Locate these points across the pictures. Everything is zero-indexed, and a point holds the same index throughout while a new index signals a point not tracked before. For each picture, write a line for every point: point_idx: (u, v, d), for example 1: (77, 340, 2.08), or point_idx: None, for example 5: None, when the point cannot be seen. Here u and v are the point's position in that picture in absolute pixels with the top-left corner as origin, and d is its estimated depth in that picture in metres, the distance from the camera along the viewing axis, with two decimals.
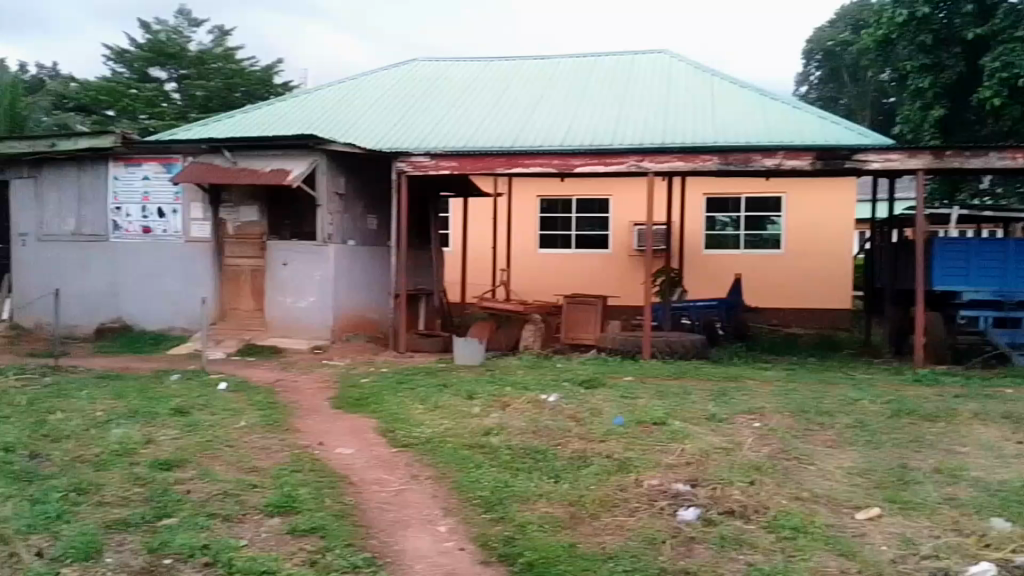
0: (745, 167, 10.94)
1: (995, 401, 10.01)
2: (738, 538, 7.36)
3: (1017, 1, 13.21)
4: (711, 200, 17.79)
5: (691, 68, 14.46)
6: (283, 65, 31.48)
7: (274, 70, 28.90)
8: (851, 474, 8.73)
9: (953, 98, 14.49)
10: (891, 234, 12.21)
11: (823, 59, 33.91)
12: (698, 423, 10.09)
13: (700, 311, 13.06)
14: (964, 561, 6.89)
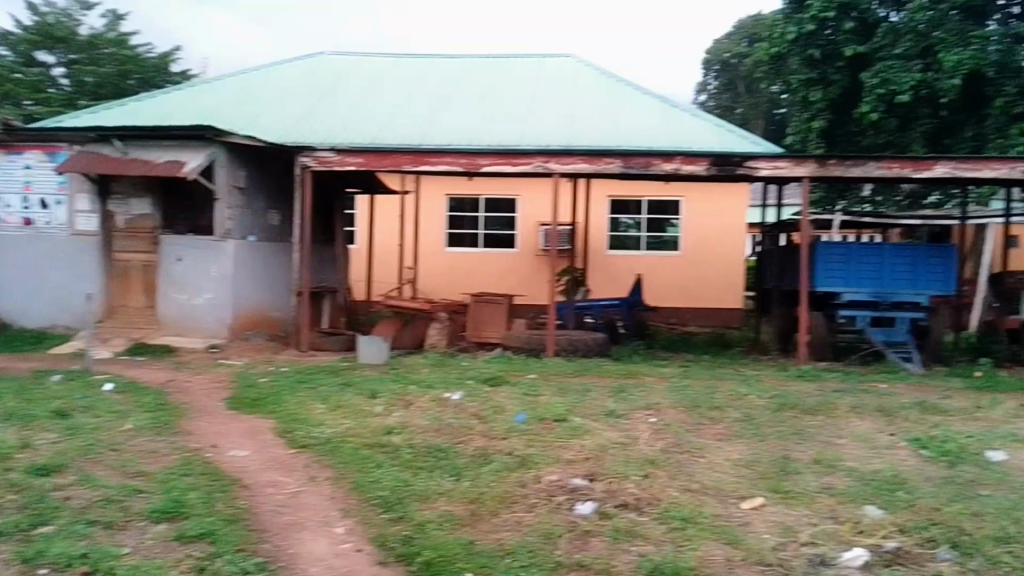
0: (645, 171, 11.29)
1: (870, 395, 10.64)
2: (631, 530, 7.62)
3: (894, 22, 14.22)
4: (614, 202, 18.15)
5: (595, 73, 14.80)
6: (182, 53, 30.29)
7: (173, 57, 27.81)
8: (739, 465, 9.12)
9: (836, 111, 15.40)
10: (780, 237, 12.78)
11: (721, 69, 35.45)
12: (597, 419, 10.33)
13: (602, 310, 13.29)
14: (838, 547, 7.39)
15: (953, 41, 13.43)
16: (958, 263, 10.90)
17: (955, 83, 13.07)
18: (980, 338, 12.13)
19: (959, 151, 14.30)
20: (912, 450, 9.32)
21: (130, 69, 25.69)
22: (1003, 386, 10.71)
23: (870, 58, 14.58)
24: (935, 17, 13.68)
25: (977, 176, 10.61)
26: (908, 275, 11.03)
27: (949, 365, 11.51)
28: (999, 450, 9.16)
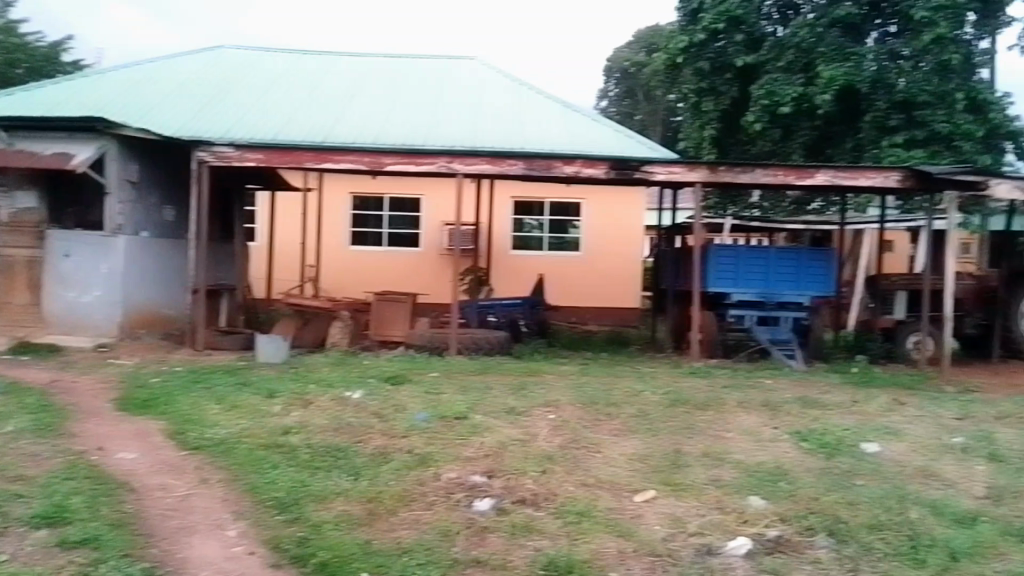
0: (547, 173, 11.50)
1: (756, 391, 11.10)
2: (528, 526, 7.77)
3: (779, 37, 15.19)
4: (517, 203, 18.41)
5: (499, 75, 15.01)
6: (72, 41, 29.08)
7: (64, 46, 26.71)
8: (632, 459, 9.38)
9: (726, 120, 16.23)
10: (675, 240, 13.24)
11: (621, 77, 36.38)
12: (497, 416, 10.43)
13: (504, 309, 13.47)
14: (723, 536, 7.73)
15: (830, 58, 14.50)
16: (836, 265, 11.68)
17: (829, 97, 14.11)
18: (858, 337, 12.86)
19: (837, 161, 15.39)
20: (794, 443, 9.78)
21: (18, 57, 24.44)
22: (877, 381, 11.42)
23: (756, 71, 15.48)
24: (814, 35, 14.73)
25: (855, 184, 11.10)
26: (791, 277, 11.68)
27: (828, 362, 12.20)
28: (872, 442, 9.73)
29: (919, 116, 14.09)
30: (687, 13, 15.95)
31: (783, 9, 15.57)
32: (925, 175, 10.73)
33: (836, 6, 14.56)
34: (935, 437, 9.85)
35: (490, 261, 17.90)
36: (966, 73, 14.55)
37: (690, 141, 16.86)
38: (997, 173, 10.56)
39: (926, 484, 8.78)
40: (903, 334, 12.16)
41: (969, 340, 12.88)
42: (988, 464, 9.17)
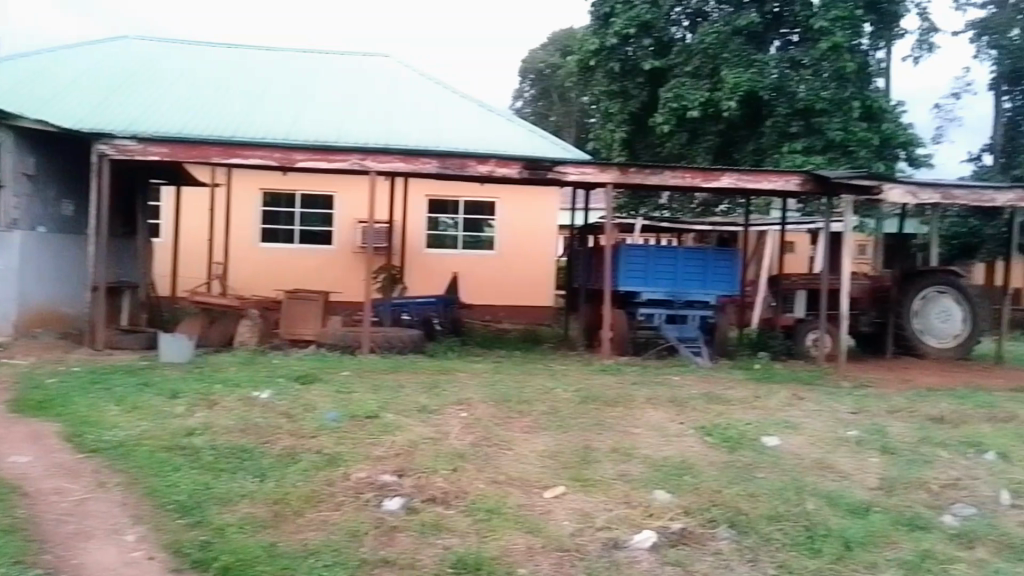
0: (461, 172, 11.55)
1: (663, 388, 11.34)
2: (437, 524, 7.75)
3: (686, 43, 16.01)
4: (431, 201, 18.36)
5: (415, 73, 14.97)
6: None
7: None
8: (543, 456, 9.43)
9: (635, 122, 16.97)
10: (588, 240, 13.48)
11: (536, 78, 36.88)
12: (409, 415, 10.34)
13: (418, 308, 13.45)
14: (630, 530, 7.88)
15: (735, 64, 15.46)
16: (740, 265, 12.07)
17: (734, 102, 15.13)
18: (760, 334, 13.32)
19: (741, 163, 16.31)
20: (699, 437, 10.01)
21: None
22: (777, 377, 11.85)
23: (665, 75, 16.31)
24: (720, 41, 15.60)
25: (758, 187, 11.45)
26: (698, 277, 12.05)
27: (732, 358, 12.59)
28: (773, 436, 10.05)
29: (817, 123, 15.24)
30: (600, 17, 16.59)
31: (693, 16, 16.38)
32: (823, 179, 11.06)
33: (739, 16, 15.56)
34: (831, 431, 10.26)
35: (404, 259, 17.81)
36: (861, 82, 15.74)
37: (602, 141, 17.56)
38: (890, 178, 10.92)
39: (823, 476, 9.12)
40: (802, 331, 12.69)
41: (864, 337, 13.51)
42: (880, 456, 9.60)
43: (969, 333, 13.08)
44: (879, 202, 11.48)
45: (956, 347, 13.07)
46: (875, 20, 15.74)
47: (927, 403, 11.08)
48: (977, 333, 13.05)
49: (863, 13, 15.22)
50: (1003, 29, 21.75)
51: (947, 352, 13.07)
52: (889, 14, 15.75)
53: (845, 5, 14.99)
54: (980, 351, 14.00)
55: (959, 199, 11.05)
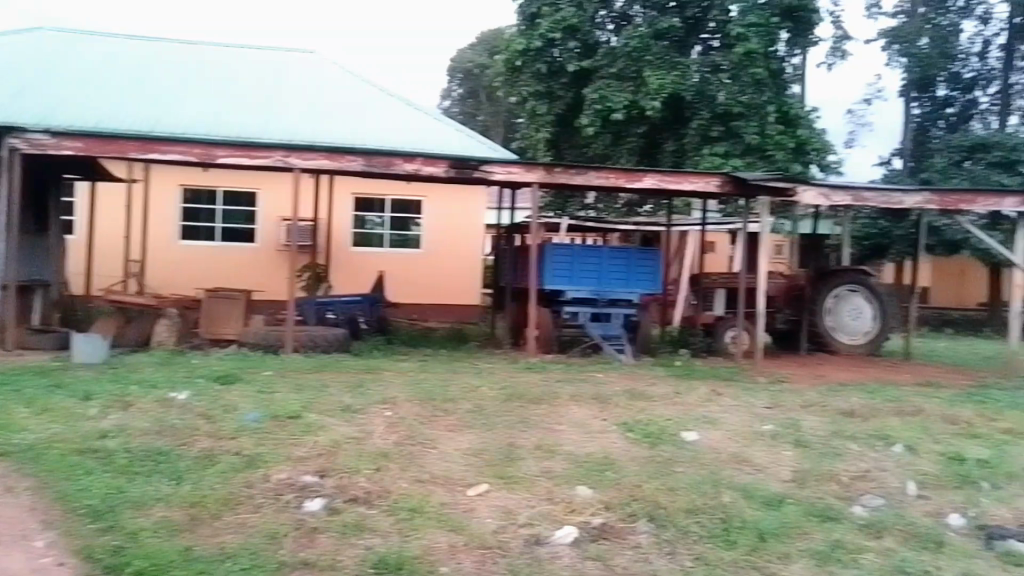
0: (387, 170, 11.47)
1: (588, 385, 11.47)
2: (359, 524, 7.70)
3: (611, 45, 16.51)
4: (357, 200, 18.30)
5: (342, 71, 14.98)
6: None
7: None
8: (467, 453, 9.41)
9: (561, 122, 17.42)
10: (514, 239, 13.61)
11: (464, 78, 37.36)
12: (332, 415, 10.20)
13: (344, 307, 13.43)
14: (551, 526, 7.95)
15: (658, 66, 16.03)
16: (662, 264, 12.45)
17: (657, 102, 15.67)
18: (682, 332, 13.66)
19: (662, 163, 16.91)
20: (621, 433, 10.13)
21: None
22: (697, 374, 12.12)
23: (591, 76, 16.80)
24: (643, 45, 16.17)
25: (679, 189, 11.69)
26: (622, 276, 12.34)
27: (655, 355, 12.86)
28: (692, 431, 10.25)
29: (735, 126, 15.93)
30: (527, 18, 17.06)
31: (617, 20, 16.95)
32: (742, 181, 11.36)
33: (662, 19, 16.17)
34: (749, 425, 10.52)
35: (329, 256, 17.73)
36: (778, 87, 16.51)
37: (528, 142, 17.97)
38: (804, 181, 11.19)
39: (740, 469, 9.34)
40: (722, 329, 13.04)
41: (782, 334, 13.90)
42: (795, 449, 9.89)
43: (878, 329, 13.64)
44: (795, 203, 11.78)
45: (867, 343, 13.60)
46: (791, 27, 16.40)
47: (838, 398, 11.48)
48: (885, 330, 13.62)
49: (778, 20, 16.02)
50: (912, 38, 22.69)
51: (858, 348, 13.58)
52: (805, 21, 16.42)
53: (761, 13, 15.79)
54: (890, 347, 14.62)
55: (869, 202, 11.31)
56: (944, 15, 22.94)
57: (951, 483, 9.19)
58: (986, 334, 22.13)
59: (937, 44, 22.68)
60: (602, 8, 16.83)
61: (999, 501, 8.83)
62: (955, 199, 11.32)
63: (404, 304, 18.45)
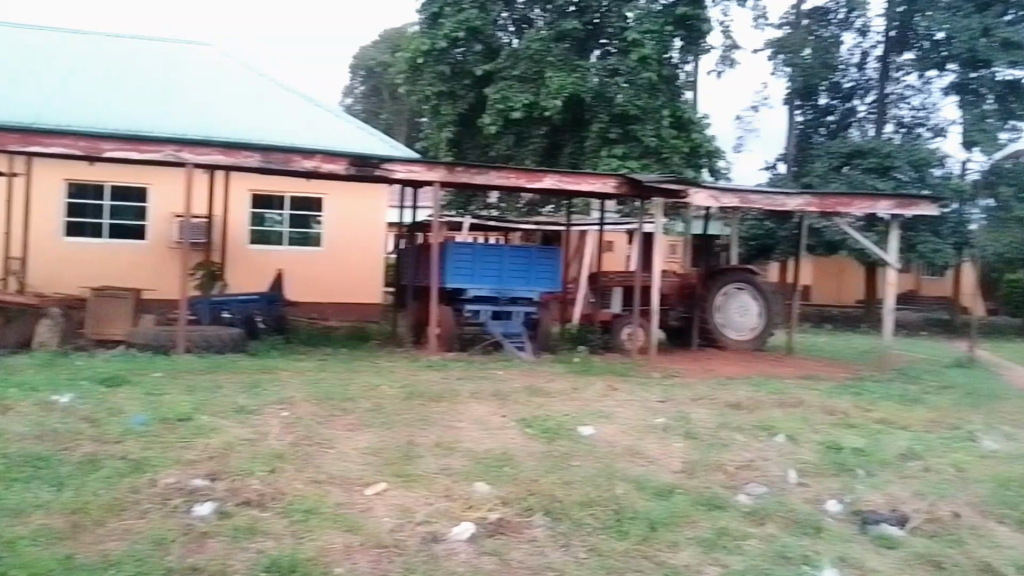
0: (286, 166, 11.24)
1: (487, 382, 11.64)
2: (251, 527, 7.52)
3: (513, 49, 17.51)
4: (255, 197, 18.01)
5: (239, 65, 15.26)
6: None
7: None
8: (365, 453, 9.33)
9: (465, 124, 18.46)
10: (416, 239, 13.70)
11: (366, 76, 37.55)
12: (225, 416, 9.96)
13: (241, 305, 13.34)
14: (449, 522, 7.92)
15: (558, 67, 17.08)
16: (561, 263, 12.79)
17: (557, 102, 16.69)
18: (580, 329, 14.10)
19: (561, 164, 17.93)
20: (519, 429, 10.27)
21: None
22: (594, 369, 12.47)
23: (492, 78, 17.85)
24: (544, 47, 17.22)
25: (579, 189, 11.94)
26: (522, 274, 12.61)
27: (554, 352, 13.19)
28: (588, 425, 10.48)
29: (631, 129, 16.99)
30: (429, 17, 18.00)
31: (518, 23, 18.11)
32: (637, 182, 11.70)
33: (563, 22, 17.21)
34: (642, 419, 10.85)
35: (223, 253, 17.47)
36: (671, 93, 17.66)
37: (433, 142, 19.01)
38: (695, 184, 11.60)
39: (633, 462, 9.59)
40: (618, 326, 13.50)
41: (674, 331, 14.41)
42: (685, 441, 10.26)
43: (763, 325, 14.30)
44: (686, 204, 12.22)
45: (753, 338, 14.24)
46: (683, 35, 17.45)
47: (727, 391, 11.98)
48: (770, 326, 14.29)
49: (671, 28, 17.07)
50: (796, 49, 23.97)
51: (745, 343, 14.20)
52: (696, 29, 17.42)
53: (655, 21, 16.86)
54: (774, 343, 15.38)
55: (755, 204, 11.84)
56: (825, 27, 24.30)
57: (830, 470, 9.63)
58: (860, 327, 23.29)
59: (819, 55, 23.89)
60: (504, 11, 17.98)
61: (873, 487, 9.23)
62: (834, 202, 11.97)
63: (307, 302, 18.32)
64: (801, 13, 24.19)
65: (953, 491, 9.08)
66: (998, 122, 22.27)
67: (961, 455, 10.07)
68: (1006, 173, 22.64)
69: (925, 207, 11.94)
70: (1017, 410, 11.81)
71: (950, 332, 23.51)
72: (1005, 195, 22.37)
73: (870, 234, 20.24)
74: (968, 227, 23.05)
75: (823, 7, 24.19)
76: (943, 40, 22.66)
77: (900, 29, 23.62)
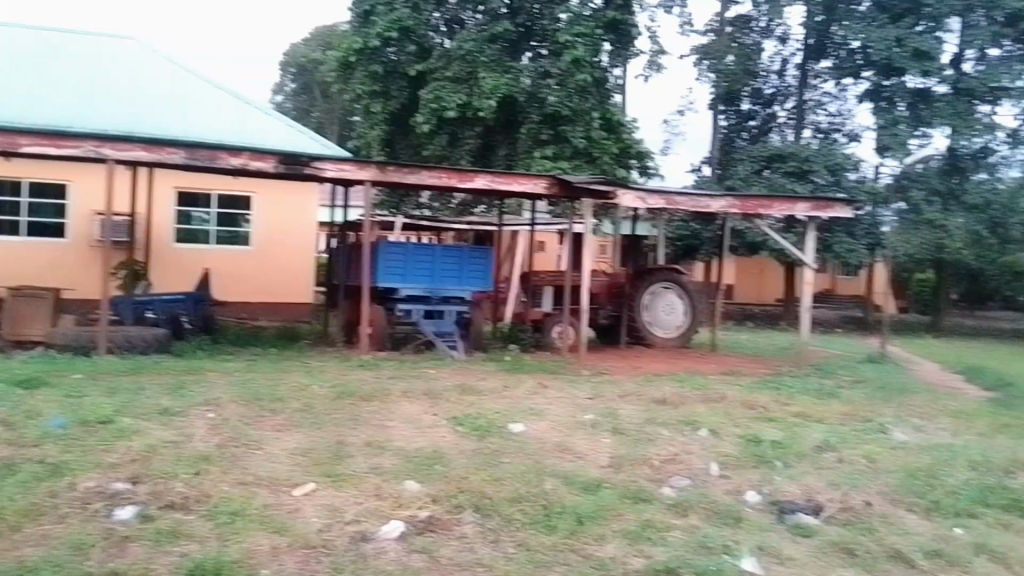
0: (211, 164, 11.12)
1: (419, 380, 11.74)
2: (174, 531, 7.31)
3: (445, 49, 17.93)
4: (181, 194, 17.84)
5: (164, 60, 14.99)
6: None
7: None
8: (294, 454, 9.21)
9: (398, 122, 18.93)
10: (348, 238, 13.76)
11: (296, 73, 37.76)
12: (149, 418, 9.78)
13: (165, 306, 13.19)
14: (378, 522, 7.81)
15: (490, 68, 17.48)
16: (493, 263, 13.00)
17: (491, 102, 17.09)
18: (511, 327, 14.36)
19: (494, 164, 18.33)
20: (451, 427, 10.33)
21: None
22: (525, 367, 12.73)
23: (425, 78, 18.32)
24: (476, 48, 17.58)
25: (509, 189, 12.08)
26: (454, 273, 12.78)
27: (485, 351, 13.41)
28: (518, 423, 10.61)
29: (562, 130, 17.52)
30: (360, 15, 18.50)
31: (450, 24, 18.51)
32: (567, 184, 11.90)
33: (494, 25, 17.58)
34: (572, 416, 11.06)
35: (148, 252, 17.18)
36: (602, 96, 18.22)
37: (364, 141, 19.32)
38: (624, 185, 11.86)
39: (562, 458, 9.70)
40: (549, 325, 13.86)
41: (603, 329, 14.83)
42: (612, 436, 10.48)
43: (688, 323, 14.74)
44: (615, 204, 12.47)
45: (679, 336, 14.69)
46: (614, 39, 18.28)
47: (653, 387, 12.34)
48: (695, 324, 14.73)
49: (602, 32, 17.72)
50: (719, 55, 24.70)
51: (672, 341, 14.64)
52: (626, 35, 18.29)
53: (587, 24, 17.41)
54: (699, 339, 15.87)
55: (680, 206, 12.18)
56: (747, 35, 25.10)
57: (749, 462, 9.93)
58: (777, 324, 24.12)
59: (741, 62, 24.74)
60: (436, 11, 18.31)
61: (790, 478, 9.53)
62: (755, 204, 12.41)
63: (236, 302, 18.25)
64: (724, 21, 24.99)
65: (864, 481, 9.45)
66: (909, 129, 23.26)
67: (872, 447, 10.55)
68: (915, 177, 23.69)
69: (840, 208, 12.52)
70: (925, 404, 12.45)
71: (863, 328, 24.73)
72: (915, 198, 23.42)
73: (788, 236, 21.06)
74: (881, 228, 24.20)
75: (745, 15, 24.99)
76: (858, 48, 23.91)
77: (818, 38, 24.82)
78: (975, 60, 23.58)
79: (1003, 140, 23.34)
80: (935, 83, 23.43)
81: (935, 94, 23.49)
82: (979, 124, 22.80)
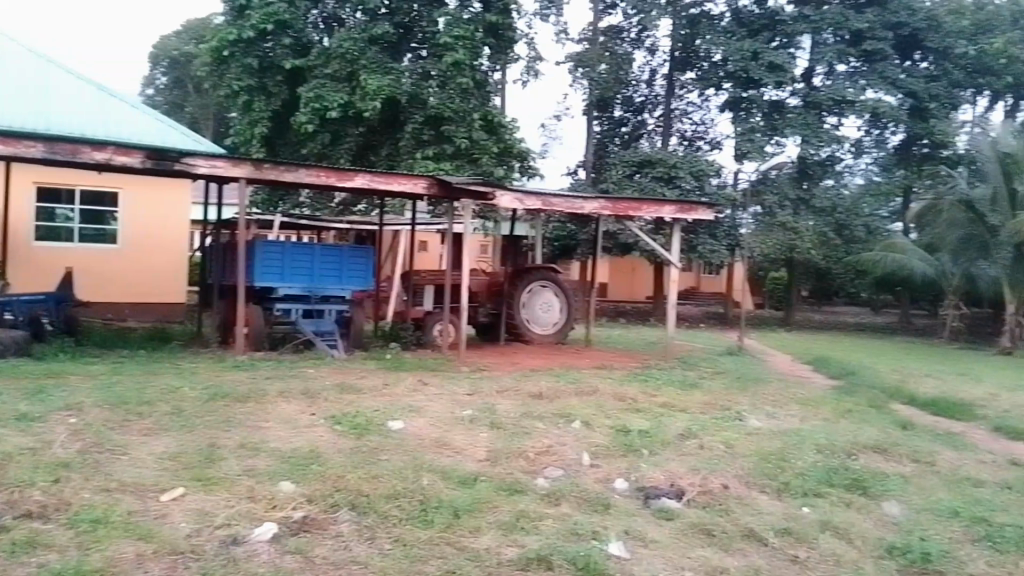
0: (72, 158, 10.66)
1: (297, 380, 11.73)
2: (31, 541, 6.88)
3: (324, 46, 17.93)
4: (41, 190, 17.08)
5: (18, 45, 14.12)
6: None
7: None
8: (163, 458, 8.92)
9: (277, 120, 18.73)
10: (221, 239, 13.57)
11: (168, 67, 36.38)
12: (4, 425, 9.30)
13: (25, 306, 12.74)
14: (250, 524, 7.56)
15: (372, 69, 17.61)
16: (373, 262, 13.22)
17: (375, 103, 17.15)
18: (392, 326, 14.60)
19: (376, 164, 18.41)
20: (329, 426, 10.33)
21: None
22: (405, 365, 12.98)
23: (303, 74, 18.28)
24: (356, 48, 17.68)
25: (389, 188, 12.21)
26: (334, 272, 12.91)
27: (366, 350, 13.58)
28: (397, 420, 10.69)
29: (444, 131, 17.85)
30: (234, 9, 18.26)
31: (327, 21, 18.68)
32: (446, 184, 12.14)
33: (374, 26, 17.79)
34: (449, 412, 11.27)
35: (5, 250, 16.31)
36: (482, 98, 18.73)
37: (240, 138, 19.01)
38: (501, 186, 12.17)
39: (439, 453, 9.83)
40: (430, 323, 14.27)
41: (484, 327, 15.29)
42: (490, 431, 10.75)
43: (564, 320, 15.45)
44: (492, 205, 12.78)
45: (555, 332, 15.33)
46: (493, 43, 18.93)
47: (528, 382, 12.85)
48: (570, 321, 15.45)
49: (481, 35, 18.25)
50: (592, 63, 25.52)
51: (548, 337, 15.25)
52: (503, 39, 18.97)
53: (465, 27, 17.87)
54: (573, 337, 16.56)
55: (556, 207, 12.65)
56: (619, 45, 26.23)
57: (618, 451, 10.43)
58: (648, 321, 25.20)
59: (613, 70, 25.69)
60: (313, 9, 18.46)
61: (655, 465, 10.06)
62: (625, 206, 13.04)
63: (100, 302, 17.64)
64: (597, 30, 25.96)
65: (722, 466, 10.09)
66: (765, 136, 24.78)
67: (730, 434, 11.32)
68: (769, 182, 25.62)
69: (703, 211, 13.32)
70: (777, 393, 13.49)
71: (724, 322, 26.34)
72: (770, 202, 25.36)
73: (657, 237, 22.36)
74: (740, 230, 25.59)
75: (617, 26, 26.15)
76: (720, 61, 25.19)
77: (683, 50, 26.20)
78: (824, 75, 25.56)
79: (848, 150, 25.66)
80: (789, 95, 25.19)
81: (788, 105, 25.28)
82: (827, 135, 24.72)
